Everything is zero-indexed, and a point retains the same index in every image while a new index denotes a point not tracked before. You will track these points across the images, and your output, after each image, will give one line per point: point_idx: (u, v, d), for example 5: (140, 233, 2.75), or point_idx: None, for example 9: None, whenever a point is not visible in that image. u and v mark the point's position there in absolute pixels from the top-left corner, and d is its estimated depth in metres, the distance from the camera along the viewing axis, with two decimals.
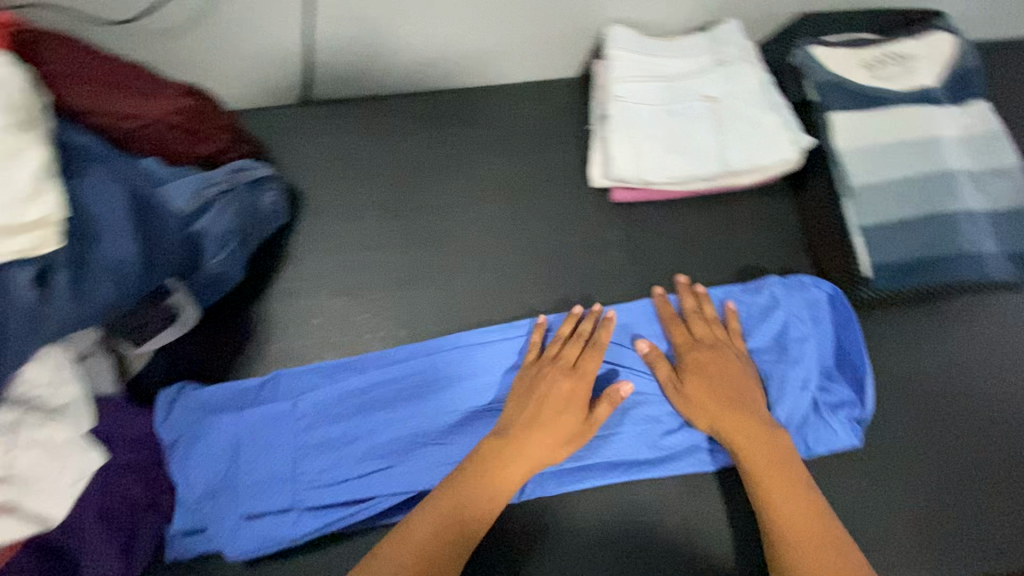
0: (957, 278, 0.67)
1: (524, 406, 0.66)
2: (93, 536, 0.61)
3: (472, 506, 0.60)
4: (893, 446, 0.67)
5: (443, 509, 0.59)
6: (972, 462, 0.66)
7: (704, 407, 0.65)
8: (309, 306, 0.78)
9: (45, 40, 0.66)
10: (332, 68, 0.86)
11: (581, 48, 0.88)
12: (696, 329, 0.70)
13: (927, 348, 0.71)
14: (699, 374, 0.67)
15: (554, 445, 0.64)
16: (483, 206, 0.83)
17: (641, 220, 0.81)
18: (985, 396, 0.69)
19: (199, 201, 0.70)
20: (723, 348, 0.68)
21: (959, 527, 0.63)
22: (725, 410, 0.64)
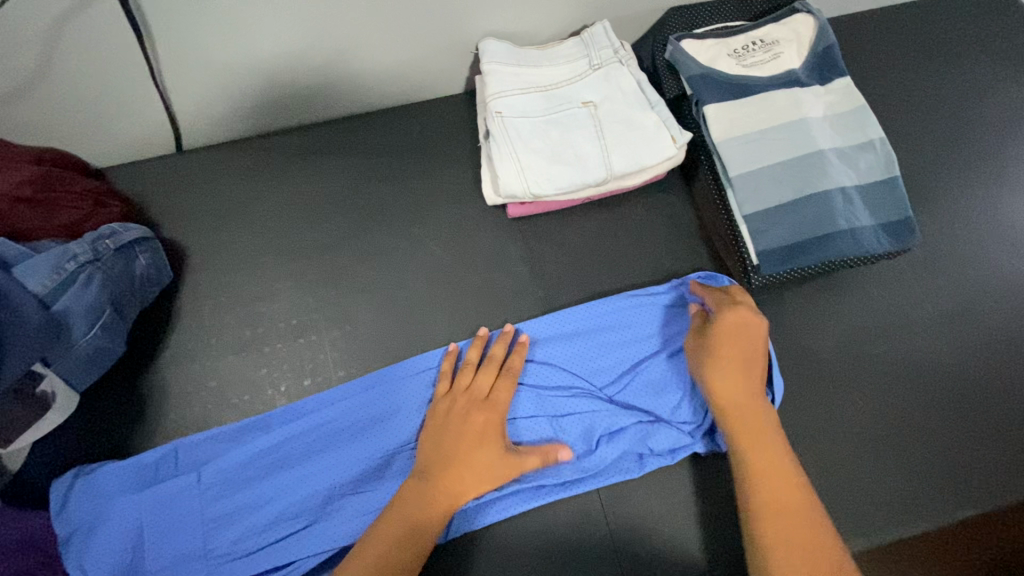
0: (836, 255, 0.69)
1: (443, 444, 0.63)
2: None
3: (412, 532, 0.58)
4: (801, 424, 0.68)
5: (382, 541, 0.57)
6: (873, 427, 0.68)
7: (714, 367, 0.61)
8: (204, 368, 0.74)
9: None
10: (202, 113, 0.82)
11: (459, 65, 0.86)
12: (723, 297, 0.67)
13: (823, 322, 0.73)
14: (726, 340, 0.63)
15: (480, 480, 0.62)
16: (380, 237, 0.81)
17: (541, 232, 0.80)
18: (880, 362, 0.71)
19: (59, 276, 0.65)
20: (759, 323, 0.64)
21: (868, 493, 0.65)
22: (738, 374, 0.60)
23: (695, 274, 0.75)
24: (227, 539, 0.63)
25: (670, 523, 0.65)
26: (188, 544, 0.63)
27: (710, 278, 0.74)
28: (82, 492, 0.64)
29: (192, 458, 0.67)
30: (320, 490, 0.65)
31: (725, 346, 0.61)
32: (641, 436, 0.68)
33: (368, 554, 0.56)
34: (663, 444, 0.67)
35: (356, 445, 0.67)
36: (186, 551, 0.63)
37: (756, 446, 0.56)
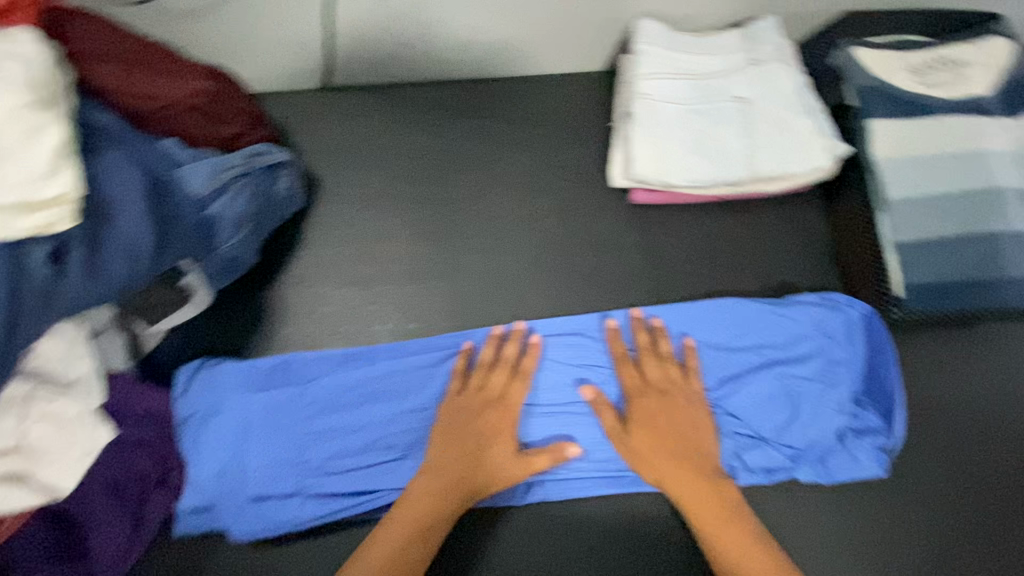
0: (993, 303, 0.64)
1: (450, 442, 0.65)
2: (102, 507, 0.61)
3: (424, 521, 0.60)
4: (914, 474, 0.64)
5: (403, 523, 0.60)
6: (995, 496, 0.63)
7: (647, 462, 0.63)
8: (319, 294, 0.79)
9: (77, 18, 0.66)
10: (353, 55, 0.85)
11: (607, 43, 0.85)
12: (649, 369, 0.67)
13: (960, 373, 0.67)
14: (647, 426, 0.64)
15: (493, 477, 0.63)
16: (500, 202, 0.82)
17: (663, 223, 0.78)
18: (1016, 428, 0.65)
19: (216, 183, 0.70)
20: (659, 392, 0.65)
21: (979, 563, 0.60)
22: (669, 463, 0.62)
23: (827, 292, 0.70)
24: (322, 454, 0.67)
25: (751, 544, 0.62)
26: (287, 450, 0.67)
27: (842, 302, 0.68)
28: (202, 382, 0.70)
29: (299, 375, 0.71)
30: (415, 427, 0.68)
31: (657, 436, 0.63)
32: (737, 447, 0.64)
33: (392, 532, 0.59)
34: (762, 462, 0.63)
35: (455, 394, 0.69)
36: (285, 455, 0.67)
37: (714, 531, 0.58)
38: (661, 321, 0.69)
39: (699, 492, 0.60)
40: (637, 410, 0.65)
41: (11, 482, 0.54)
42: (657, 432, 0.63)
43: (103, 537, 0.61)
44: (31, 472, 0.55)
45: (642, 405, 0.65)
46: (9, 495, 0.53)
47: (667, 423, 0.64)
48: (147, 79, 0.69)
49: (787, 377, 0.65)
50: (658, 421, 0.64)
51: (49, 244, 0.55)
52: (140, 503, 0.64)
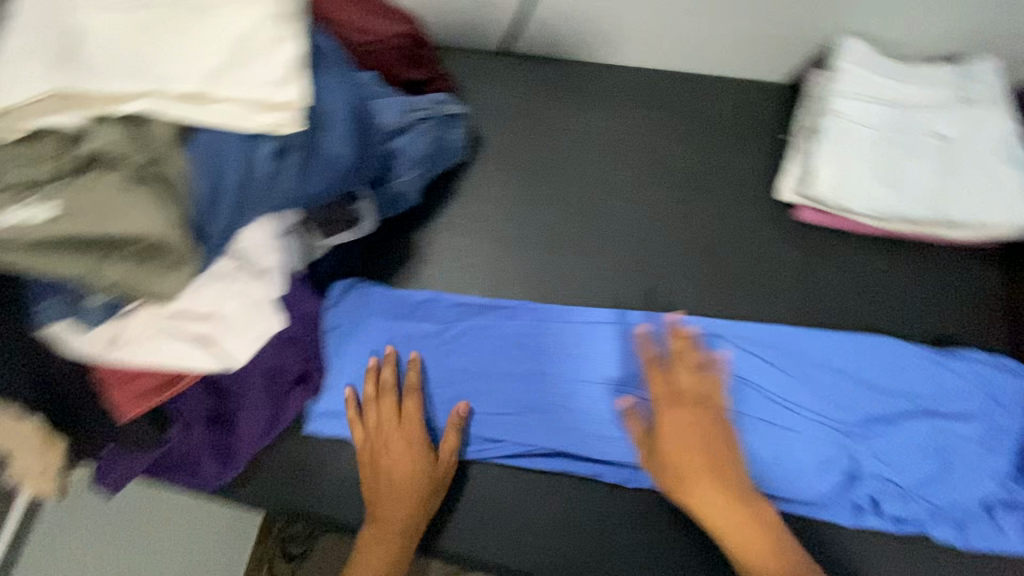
0: None
1: (376, 474, 0.68)
2: (255, 390, 0.67)
3: (379, 562, 0.65)
4: None
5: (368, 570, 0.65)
6: None
7: (675, 474, 0.59)
8: (465, 245, 0.82)
9: None
10: (540, 23, 0.87)
11: (800, 56, 0.82)
12: (681, 378, 0.64)
13: None
14: (679, 435, 0.60)
15: (423, 487, 0.67)
16: (652, 193, 0.81)
17: (821, 249, 0.75)
18: None
19: (404, 120, 0.75)
20: (692, 402, 0.62)
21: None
22: (700, 475, 0.58)
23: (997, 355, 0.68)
24: (454, 391, 0.73)
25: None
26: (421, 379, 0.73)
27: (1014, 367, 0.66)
28: (356, 302, 0.76)
29: (441, 315, 0.76)
30: (538, 388, 0.71)
31: (690, 448, 0.59)
32: (879, 488, 0.63)
33: None
34: (899, 511, 0.63)
35: (583, 368, 0.71)
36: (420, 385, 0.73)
37: (748, 553, 0.55)
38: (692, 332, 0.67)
39: (727, 508, 0.57)
40: (668, 419, 0.61)
41: (201, 343, 0.59)
42: (690, 445, 0.59)
43: (250, 416, 0.68)
44: (217, 339, 0.60)
45: (671, 413, 0.62)
46: (197, 354, 0.59)
47: (699, 435, 0.60)
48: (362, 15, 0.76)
49: (936, 429, 0.64)
50: (686, 433, 0.60)
51: (274, 144, 0.59)
52: (284, 394, 0.70)
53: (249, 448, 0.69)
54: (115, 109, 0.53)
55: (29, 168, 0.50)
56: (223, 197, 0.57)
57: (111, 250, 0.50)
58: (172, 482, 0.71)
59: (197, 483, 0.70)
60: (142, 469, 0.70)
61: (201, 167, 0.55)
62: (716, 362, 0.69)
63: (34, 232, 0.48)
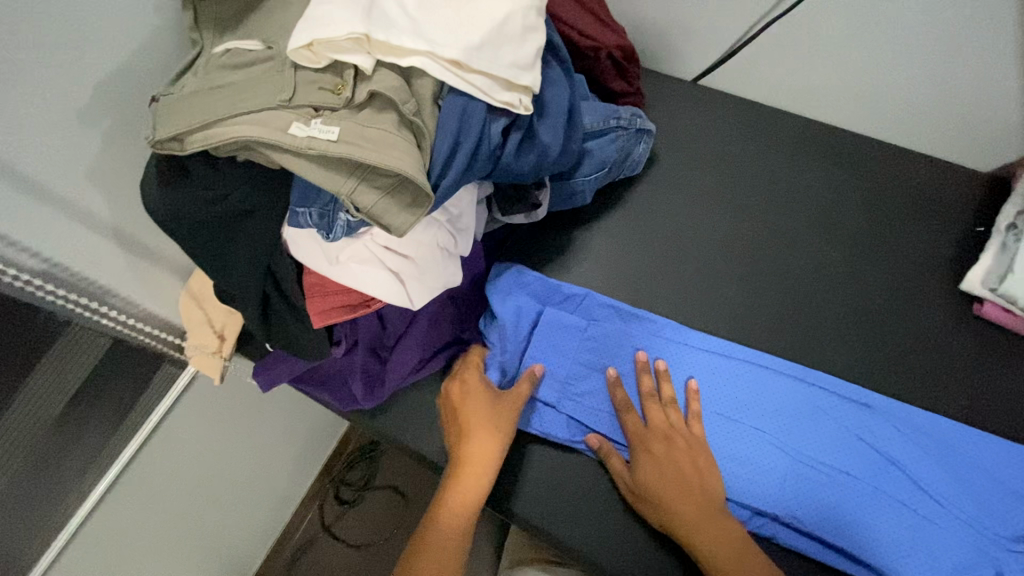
0: None
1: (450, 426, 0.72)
2: (416, 334, 0.75)
3: (452, 499, 0.66)
4: None
5: (444, 505, 0.66)
6: None
7: (656, 496, 0.65)
8: (621, 252, 0.85)
9: None
10: (744, 64, 0.89)
11: (1016, 150, 0.79)
12: (652, 415, 0.70)
13: None
14: (655, 465, 0.66)
15: (489, 446, 0.68)
16: (819, 249, 0.81)
17: (994, 348, 0.73)
18: None
19: (602, 125, 0.80)
20: (661, 437, 0.68)
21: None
22: (675, 496, 0.65)
23: None
24: (590, 389, 0.74)
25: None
26: (561, 367, 0.75)
27: None
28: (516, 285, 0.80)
29: (590, 312, 0.78)
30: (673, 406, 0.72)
31: (666, 475, 0.66)
32: None
33: (436, 518, 0.66)
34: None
35: (724, 402, 0.71)
36: (560, 373, 0.75)
37: (721, 554, 0.61)
38: (665, 366, 0.73)
39: (703, 517, 0.63)
40: (641, 450, 0.68)
41: (394, 279, 0.65)
42: (663, 482, 0.65)
43: (404, 355, 0.74)
44: (406, 280, 0.65)
45: (647, 444, 0.68)
46: (390, 288, 0.65)
47: (670, 473, 0.66)
48: (586, 19, 0.82)
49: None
50: (660, 466, 0.66)
51: (504, 121, 0.66)
52: (435, 348, 0.77)
53: (393, 385, 0.74)
54: (397, 59, 0.60)
55: (323, 94, 0.57)
56: (458, 153, 0.62)
57: (370, 175, 0.56)
58: (314, 394, 0.78)
59: (336, 401, 0.77)
60: (293, 375, 0.77)
61: (448, 126, 0.61)
62: (862, 432, 0.68)
63: (321, 146, 0.54)
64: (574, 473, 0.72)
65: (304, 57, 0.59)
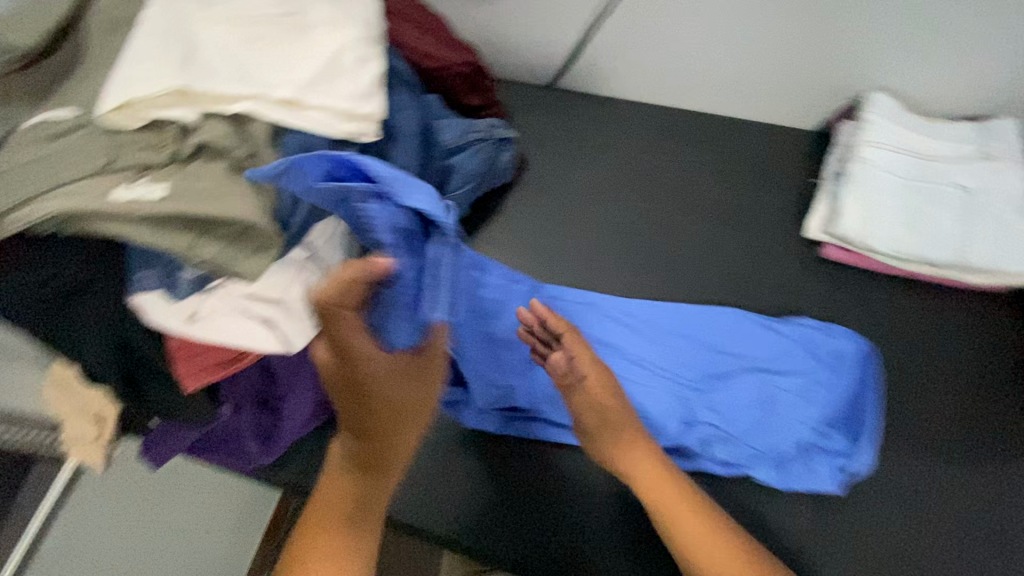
0: None
1: (354, 407, 0.56)
2: (304, 378, 0.71)
3: (330, 499, 0.59)
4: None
5: (336, 503, 0.58)
6: None
7: (629, 452, 0.64)
8: (508, 258, 0.87)
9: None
10: (589, 65, 0.95)
11: (832, 107, 0.88)
12: (584, 365, 0.67)
13: None
14: (604, 420, 0.65)
15: (408, 443, 0.61)
16: (686, 224, 0.87)
17: (845, 284, 0.80)
18: None
19: (462, 140, 0.81)
20: (607, 392, 0.66)
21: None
22: (638, 454, 0.64)
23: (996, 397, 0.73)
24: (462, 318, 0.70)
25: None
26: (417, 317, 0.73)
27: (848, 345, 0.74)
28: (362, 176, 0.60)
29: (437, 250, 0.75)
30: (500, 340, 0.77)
31: (621, 431, 0.65)
32: (715, 439, 0.71)
33: (328, 523, 0.57)
34: (726, 454, 0.70)
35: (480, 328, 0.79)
36: None
37: (674, 512, 0.61)
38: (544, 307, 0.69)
39: (659, 475, 0.63)
40: (590, 408, 0.66)
41: (263, 324, 0.63)
42: (619, 440, 0.65)
43: (295, 402, 0.71)
44: (277, 323, 0.63)
45: (597, 399, 0.66)
46: (260, 335, 0.62)
47: (619, 426, 0.65)
48: (425, 40, 0.83)
49: (770, 383, 0.73)
50: (615, 423, 0.65)
51: (352, 150, 0.66)
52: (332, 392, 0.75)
53: (289, 435, 0.72)
54: (224, 108, 0.60)
55: (146, 154, 0.57)
56: None
57: (208, 229, 0.55)
58: (212, 460, 0.74)
59: (236, 463, 0.73)
60: (186, 446, 0.73)
61: None
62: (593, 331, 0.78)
63: (147, 207, 0.53)
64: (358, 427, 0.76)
65: (122, 119, 0.57)
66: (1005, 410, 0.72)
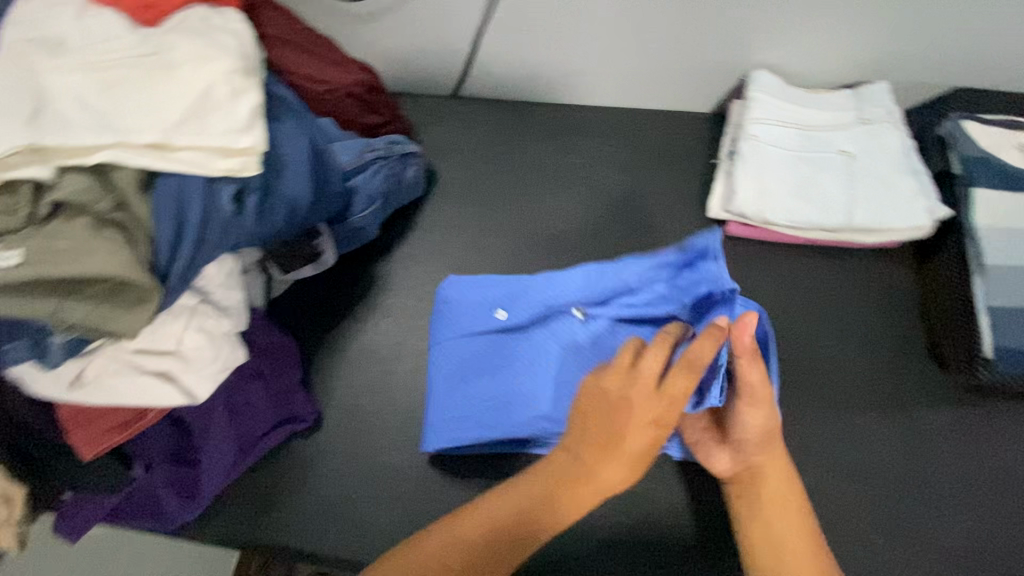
0: None
1: (614, 418, 0.57)
2: (216, 427, 0.69)
3: (528, 517, 0.56)
4: (950, 530, 0.67)
5: (507, 503, 0.57)
6: None
7: (761, 443, 0.64)
8: (425, 274, 0.86)
9: (264, 9, 0.80)
10: (487, 71, 0.95)
11: (725, 89, 0.91)
12: (748, 370, 0.63)
13: (998, 440, 0.72)
14: (750, 408, 0.65)
15: (624, 467, 0.57)
16: (597, 219, 0.88)
17: (752, 258, 0.83)
18: None
19: (360, 160, 0.79)
20: (763, 402, 0.64)
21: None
22: (772, 449, 0.64)
23: (896, 350, 0.77)
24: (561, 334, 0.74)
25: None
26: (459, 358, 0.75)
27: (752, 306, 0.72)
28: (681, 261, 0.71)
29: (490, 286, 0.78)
30: (487, 361, 0.75)
31: (759, 419, 0.64)
32: None
33: (487, 513, 0.56)
34: None
35: (436, 344, 0.77)
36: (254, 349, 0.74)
37: (780, 526, 0.59)
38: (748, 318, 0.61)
39: (786, 483, 0.62)
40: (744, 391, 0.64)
41: (161, 378, 0.61)
42: (758, 435, 0.64)
43: (211, 454, 0.69)
44: (176, 375, 0.62)
45: (750, 390, 0.64)
46: (158, 391, 0.61)
47: (764, 427, 0.64)
48: (310, 62, 0.81)
49: None
50: (756, 415, 0.64)
51: (233, 187, 0.63)
52: (250, 436, 0.72)
53: (210, 489, 0.69)
54: (85, 159, 0.58)
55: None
56: (183, 238, 0.60)
57: (77, 289, 0.54)
58: (134, 527, 0.71)
59: (159, 525, 0.70)
60: (105, 513, 0.70)
61: (166, 210, 0.59)
62: (504, 334, 0.76)
63: (4, 275, 0.51)
64: (281, 468, 0.74)
65: None
66: (902, 357, 0.76)
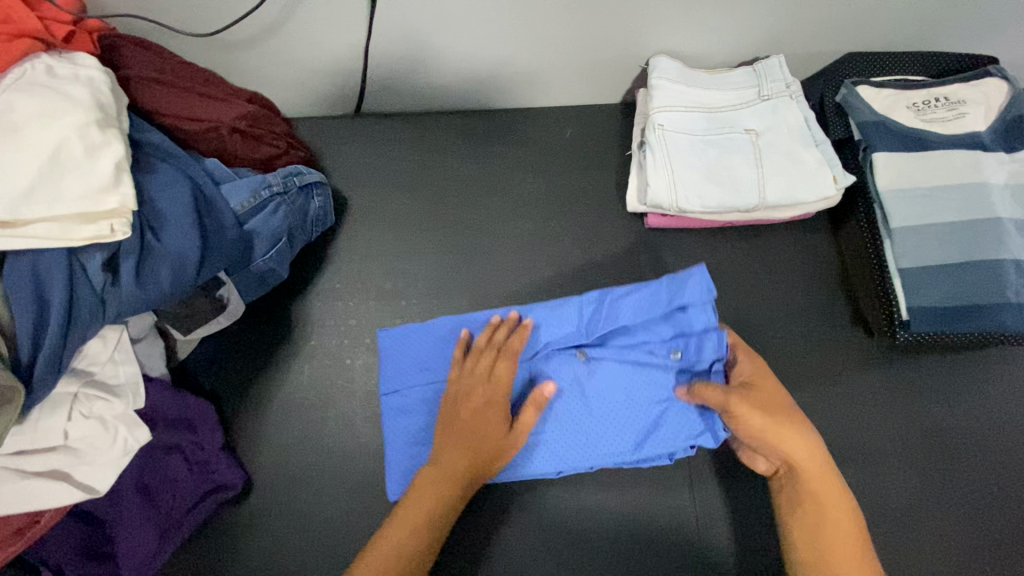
0: (984, 327, 0.69)
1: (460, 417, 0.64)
2: (130, 509, 0.65)
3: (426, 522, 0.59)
4: (882, 489, 0.70)
5: (408, 517, 0.59)
6: (956, 501, 0.69)
7: (788, 452, 0.60)
8: (347, 308, 0.81)
9: (121, 45, 0.72)
10: (386, 84, 0.90)
11: (631, 77, 0.89)
12: (710, 395, 0.63)
13: (925, 395, 0.74)
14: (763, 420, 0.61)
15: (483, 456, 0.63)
16: (520, 225, 0.86)
17: (675, 246, 0.83)
18: (968, 444, 0.72)
19: (255, 200, 0.72)
20: (777, 417, 0.61)
21: (956, 563, 0.67)
22: (816, 463, 0.60)
23: (823, 318, 0.78)
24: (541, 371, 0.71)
25: (744, 529, 0.70)
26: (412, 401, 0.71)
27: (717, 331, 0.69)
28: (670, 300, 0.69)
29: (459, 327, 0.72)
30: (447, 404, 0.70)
31: (770, 433, 0.60)
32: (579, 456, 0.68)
33: (395, 532, 0.58)
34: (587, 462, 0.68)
35: (386, 393, 0.72)
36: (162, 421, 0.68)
37: (829, 535, 0.59)
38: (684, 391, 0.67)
39: (827, 483, 0.60)
40: (744, 415, 0.61)
41: (54, 478, 0.58)
42: (788, 449, 0.60)
43: (128, 542, 0.64)
44: (72, 471, 0.59)
45: (744, 412, 0.61)
46: (50, 491, 0.57)
47: (782, 437, 0.60)
48: (188, 100, 0.74)
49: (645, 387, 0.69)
50: (777, 432, 0.60)
51: (104, 254, 0.58)
52: (172, 513, 0.67)
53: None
54: None
55: None
56: (49, 321, 0.55)
57: None
58: None
59: None
60: None
61: (23, 293, 0.54)
62: None
63: None
64: (216, 537, 0.69)
65: None
66: (831, 326, 0.77)
